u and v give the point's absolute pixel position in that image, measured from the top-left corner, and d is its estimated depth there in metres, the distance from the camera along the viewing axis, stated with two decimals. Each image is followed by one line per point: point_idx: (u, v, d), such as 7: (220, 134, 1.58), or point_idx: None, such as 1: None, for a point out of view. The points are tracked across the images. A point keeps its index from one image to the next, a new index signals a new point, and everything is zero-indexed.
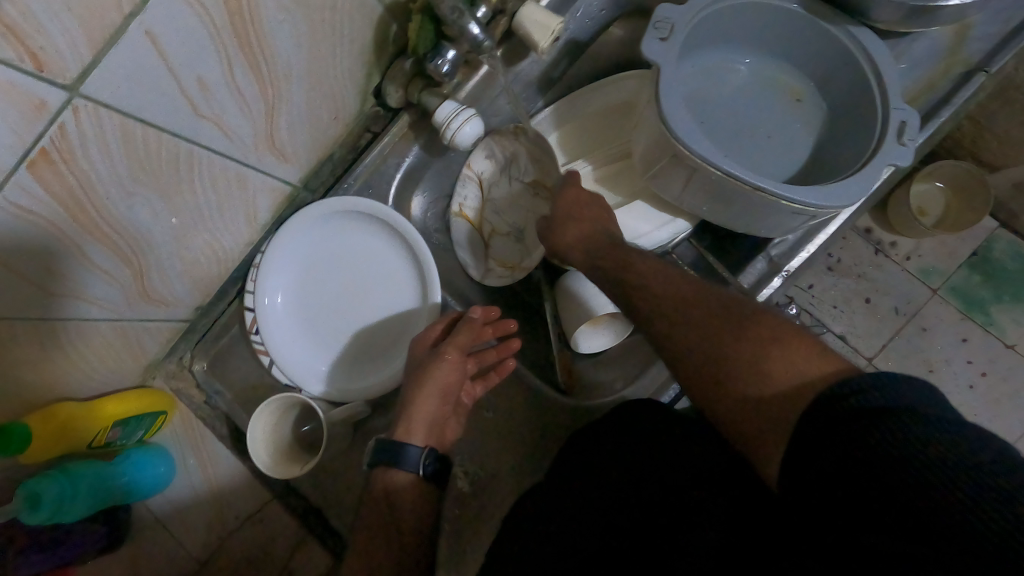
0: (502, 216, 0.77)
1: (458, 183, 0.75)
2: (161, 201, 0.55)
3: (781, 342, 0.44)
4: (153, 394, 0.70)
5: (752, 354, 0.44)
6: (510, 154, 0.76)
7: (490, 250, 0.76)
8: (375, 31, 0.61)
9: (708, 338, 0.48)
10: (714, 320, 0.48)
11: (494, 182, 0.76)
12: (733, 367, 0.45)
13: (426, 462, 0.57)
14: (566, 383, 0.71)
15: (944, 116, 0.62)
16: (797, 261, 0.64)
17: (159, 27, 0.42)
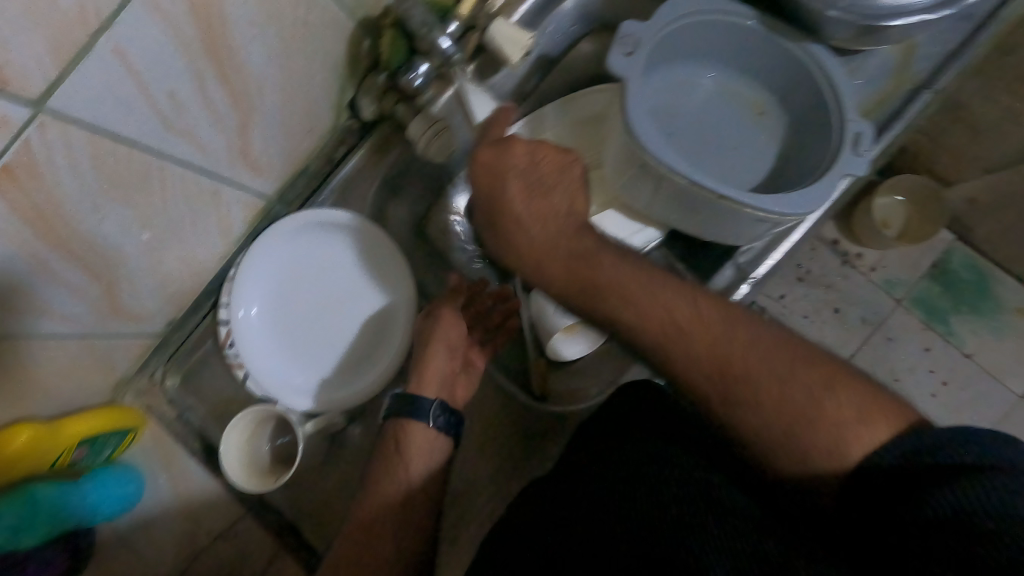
0: None
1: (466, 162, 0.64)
2: (131, 215, 0.54)
3: (835, 404, 0.47)
4: (124, 412, 0.69)
5: (812, 423, 0.47)
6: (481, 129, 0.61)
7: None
8: (347, 46, 0.62)
9: (765, 404, 0.49)
10: (787, 380, 0.49)
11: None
12: (800, 432, 0.47)
13: (437, 414, 0.61)
14: (541, 390, 0.72)
15: (896, 128, 0.66)
16: (764, 269, 0.67)
17: (127, 42, 0.43)
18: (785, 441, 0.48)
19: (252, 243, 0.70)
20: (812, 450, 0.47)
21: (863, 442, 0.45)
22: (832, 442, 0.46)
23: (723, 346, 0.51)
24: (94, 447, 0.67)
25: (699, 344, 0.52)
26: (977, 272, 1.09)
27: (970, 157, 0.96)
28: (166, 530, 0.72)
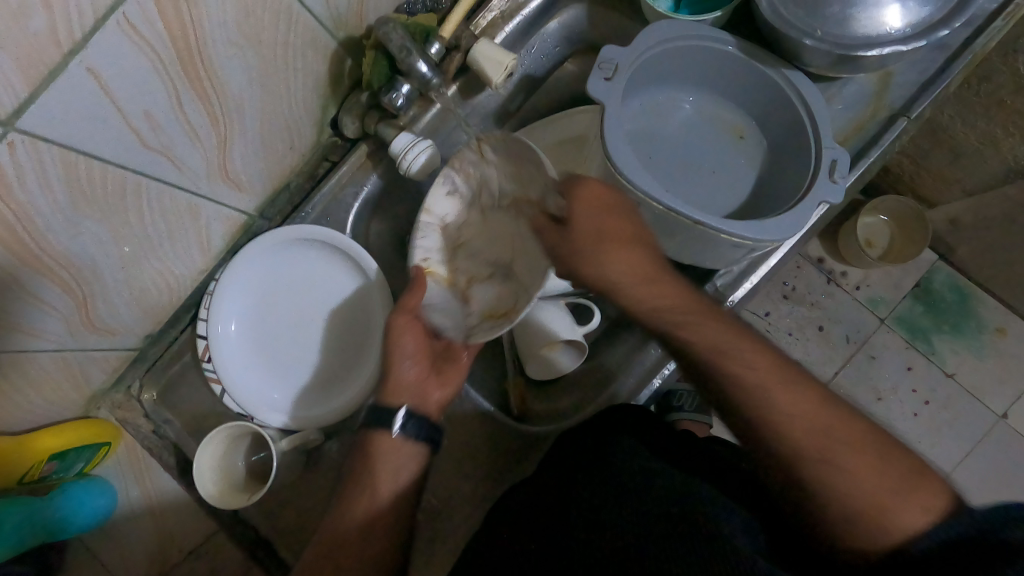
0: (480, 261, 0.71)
1: (419, 232, 0.69)
2: (106, 232, 0.54)
3: (907, 488, 0.45)
4: (99, 425, 0.69)
5: (876, 496, 0.45)
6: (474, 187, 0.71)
7: (452, 306, 0.70)
8: (329, 65, 0.63)
9: (840, 478, 0.47)
10: (866, 460, 0.47)
11: (461, 223, 0.72)
12: (867, 509, 0.45)
13: (402, 426, 0.60)
14: (520, 409, 0.74)
15: (872, 156, 0.65)
16: (741, 292, 0.67)
17: (101, 63, 0.43)
18: (847, 514, 0.46)
19: (233, 257, 0.70)
20: (880, 528, 0.44)
21: (920, 520, 0.43)
22: (897, 517, 0.44)
23: (819, 414, 0.49)
24: (65, 462, 0.67)
25: (788, 406, 0.50)
26: (959, 292, 1.10)
27: (951, 179, 0.98)
28: (139, 544, 0.71)
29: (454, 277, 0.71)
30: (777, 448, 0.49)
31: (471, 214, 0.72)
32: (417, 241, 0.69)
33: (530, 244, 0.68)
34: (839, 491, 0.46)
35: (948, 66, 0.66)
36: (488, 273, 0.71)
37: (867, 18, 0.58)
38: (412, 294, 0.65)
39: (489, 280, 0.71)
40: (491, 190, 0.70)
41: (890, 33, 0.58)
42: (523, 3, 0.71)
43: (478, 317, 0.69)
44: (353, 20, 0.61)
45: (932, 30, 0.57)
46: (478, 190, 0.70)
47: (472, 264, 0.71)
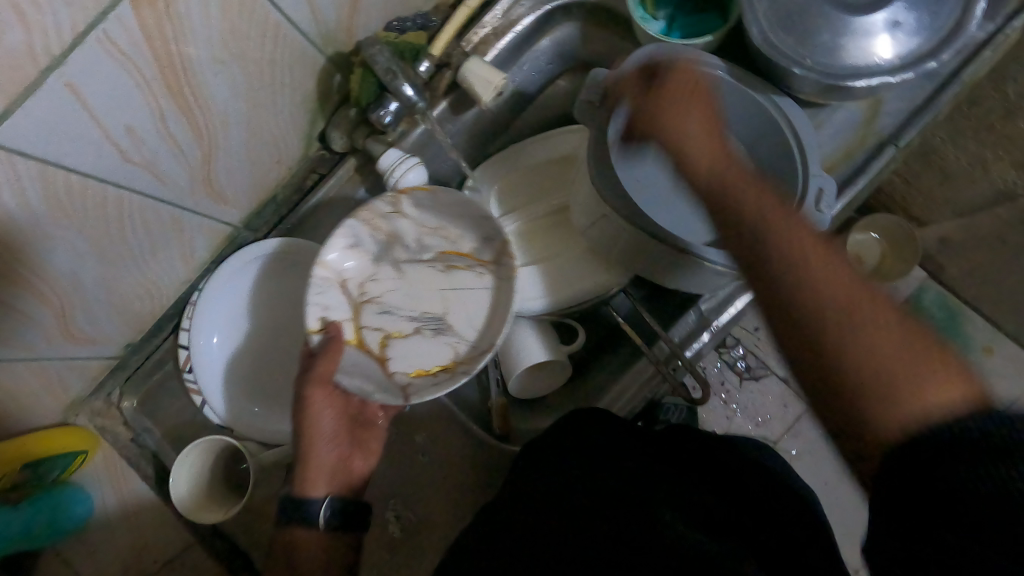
0: (402, 314, 0.67)
1: (316, 288, 0.63)
2: (85, 243, 0.54)
3: (923, 358, 0.38)
4: (76, 433, 0.69)
5: (904, 376, 0.37)
6: (388, 234, 0.67)
7: (373, 368, 0.65)
8: (317, 79, 0.62)
9: (853, 342, 0.40)
10: (888, 329, 0.40)
11: (366, 279, 0.67)
12: (879, 376, 0.38)
13: (329, 515, 0.59)
14: (502, 428, 0.72)
15: (859, 184, 0.66)
16: (725, 317, 0.69)
17: (81, 80, 0.43)
18: (853, 384, 0.39)
19: (217, 267, 0.69)
20: (899, 400, 0.37)
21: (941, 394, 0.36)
22: (917, 389, 0.37)
23: (850, 286, 0.42)
24: (39, 469, 0.67)
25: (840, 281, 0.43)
26: None
27: None
28: (115, 551, 0.71)
29: (363, 339, 0.66)
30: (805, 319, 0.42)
31: (380, 268, 0.68)
32: (312, 297, 0.63)
33: (464, 292, 0.67)
34: (863, 356, 0.39)
35: (934, 97, 0.66)
36: (405, 329, 0.67)
37: (856, 48, 0.57)
38: (327, 366, 0.60)
39: (407, 336, 0.67)
40: (402, 241, 0.68)
41: (878, 64, 0.57)
42: (515, 19, 0.70)
43: (406, 374, 0.66)
44: (342, 35, 0.60)
45: (920, 62, 0.56)
46: (388, 244, 0.67)
47: (390, 320, 0.67)
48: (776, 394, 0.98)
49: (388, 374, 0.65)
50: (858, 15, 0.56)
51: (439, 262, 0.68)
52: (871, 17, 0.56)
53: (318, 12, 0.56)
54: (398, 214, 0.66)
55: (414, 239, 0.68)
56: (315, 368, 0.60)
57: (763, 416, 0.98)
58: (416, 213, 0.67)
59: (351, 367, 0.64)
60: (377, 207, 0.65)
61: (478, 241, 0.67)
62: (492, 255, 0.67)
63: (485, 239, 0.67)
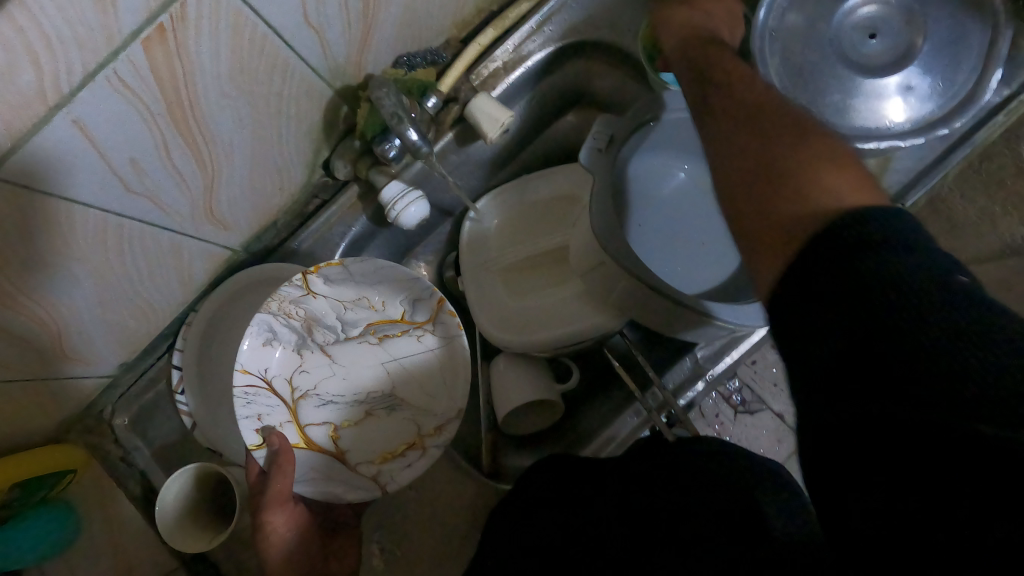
0: (345, 394, 0.69)
1: (249, 400, 0.64)
2: (84, 270, 0.54)
3: (821, 162, 0.38)
4: (69, 450, 0.68)
5: (813, 174, 0.38)
6: (304, 322, 0.68)
7: (331, 467, 0.67)
8: (323, 111, 0.62)
9: (748, 152, 0.41)
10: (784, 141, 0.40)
11: (293, 373, 0.68)
12: (773, 185, 0.38)
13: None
14: (491, 466, 0.73)
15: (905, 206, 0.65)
16: (720, 367, 0.68)
17: (88, 115, 0.42)
18: (749, 185, 0.40)
19: (214, 293, 0.70)
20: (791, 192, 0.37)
21: (825, 193, 0.36)
22: (812, 189, 0.37)
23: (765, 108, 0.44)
24: (28, 489, 0.64)
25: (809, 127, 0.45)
26: None
27: None
28: None
29: (311, 438, 0.67)
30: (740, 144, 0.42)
31: (306, 358, 0.69)
32: (241, 411, 0.63)
33: (403, 359, 0.71)
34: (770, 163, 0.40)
35: (945, 158, 0.65)
36: (352, 416, 0.69)
37: (866, 109, 0.56)
38: (280, 485, 0.60)
39: (356, 423, 0.69)
40: (325, 323, 0.69)
41: (890, 127, 0.56)
42: (526, 55, 0.70)
43: (371, 463, 0.68)
44: (351, 70, 0.60)
45: (932, 128, 0.56)
46: (309, 330, 0.68)
47: (335, 409, 0.68)
48: (771, 429, 1.03)
49: (351, 468, 0.68)
50: (871, 77, 0.56)
51: (364, 338, 0.70)
52: (884, 79, 0.56)
53: (329, 49, 0.56)
54: (310, 295, 0.67)
55: (336, 318, 0.69)
56: (271, 487, 0.60)
57: (756, 450, 1.02)
58: (332, 283, 0.67)
59: (310, 476, 0.66)
60: (286, 294, 0.66)
61: (407, 304, 0.70)
62: (423, 317, 0.70)
63: (414, 299, 0.70)
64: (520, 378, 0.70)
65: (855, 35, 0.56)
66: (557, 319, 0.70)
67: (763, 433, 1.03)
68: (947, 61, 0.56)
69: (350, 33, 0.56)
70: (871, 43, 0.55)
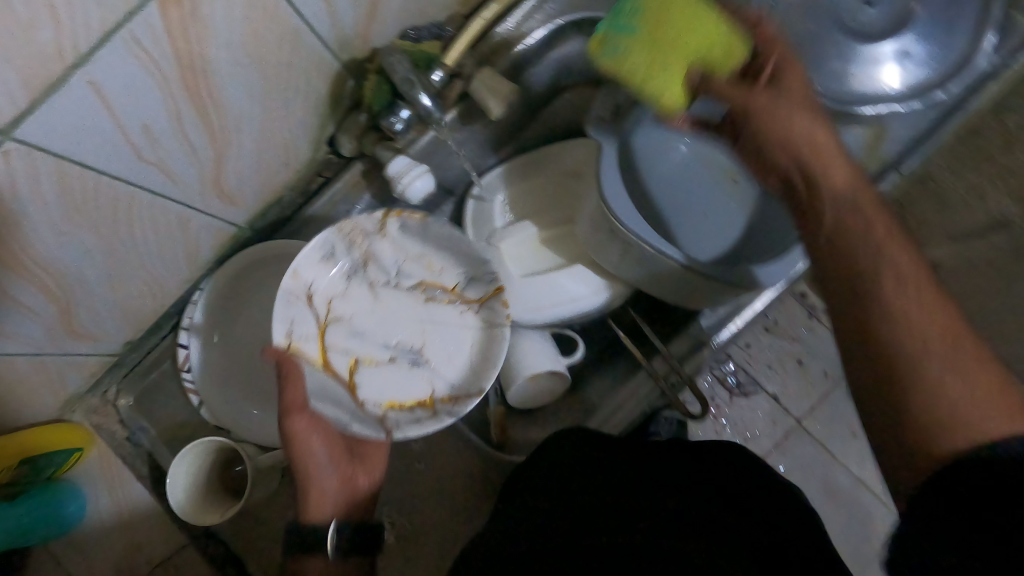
0: (374, 335, 0.69)
1: (285, 301, 0.64)
2: (93, 239, 0.54)
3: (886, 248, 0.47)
4: (74, 430, 0.68)
5: (880, 259, 0.46)
6: (363, 256, 0.68)
7: (340, 393, 0.66)
8: (330, 85, 0.63)
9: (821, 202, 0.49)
10: (855, 201, 0.49)
11: (335, 296, 0.68)
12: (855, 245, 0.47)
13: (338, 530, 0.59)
14: (499, 438, 0.74)
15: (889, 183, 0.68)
16: (724, 334, 0.69)
17: (103, 77, 0.42)
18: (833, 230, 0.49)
19: (219, 270, 0.70)
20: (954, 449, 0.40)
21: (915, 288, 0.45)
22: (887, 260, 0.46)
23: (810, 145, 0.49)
24: (35, 467, 0.66)
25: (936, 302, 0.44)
26: None
27: None
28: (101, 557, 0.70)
29: (329, 361, 0.67)
30: (908, 351, 0.43)
31: (353, 287, 0.69)
32: (279, 310, 0.64)
33: (442, 326, 0.70)
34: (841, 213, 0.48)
35: (939, 125, 0.67)
36: (376, 357, 0.68)
37: (865, 76, 0.57)
38: (293, 393, 0.60)
39: (378, 364, 0.68)
40: (382, 264, 0.69)
41: (887, 93, 0.58)
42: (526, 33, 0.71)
43: (378, 405, 0.67)
44: (358, 43, 0.61)
45: (928, 92, 0.57)
46: (365, 263, 0.69)
47: (360, 344, 0.68)
48: (766, 411, 1.05)
49: (358, 403, 0.67)
50: (868, 43, 0.57)
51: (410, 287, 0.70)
52: (880, 46, 0.57)
53: (338, 19, 0.56)
54: (381, 233, 0.68)
55: (393, 264, 0.70)
56: (283, 398, 0.60)
57: (752, 431, 1.04)
58: (406, 232, 0.69)
59: (323, 393, 0.65)
60: (360, 224, 0.67)
61: (462, 277, 0.70)
62: (475, 296, 0.69)
63: (472, 276, 0.70)
64: (544, 349, 0.71)
65: (854, 3, 0.57)
66: (559, 289, 0.72)
67: (758, 415, 1.05)
68: (942, 29, 0.58)
69: (358, 4, 0.56)
70: (869, 11, 0.57)
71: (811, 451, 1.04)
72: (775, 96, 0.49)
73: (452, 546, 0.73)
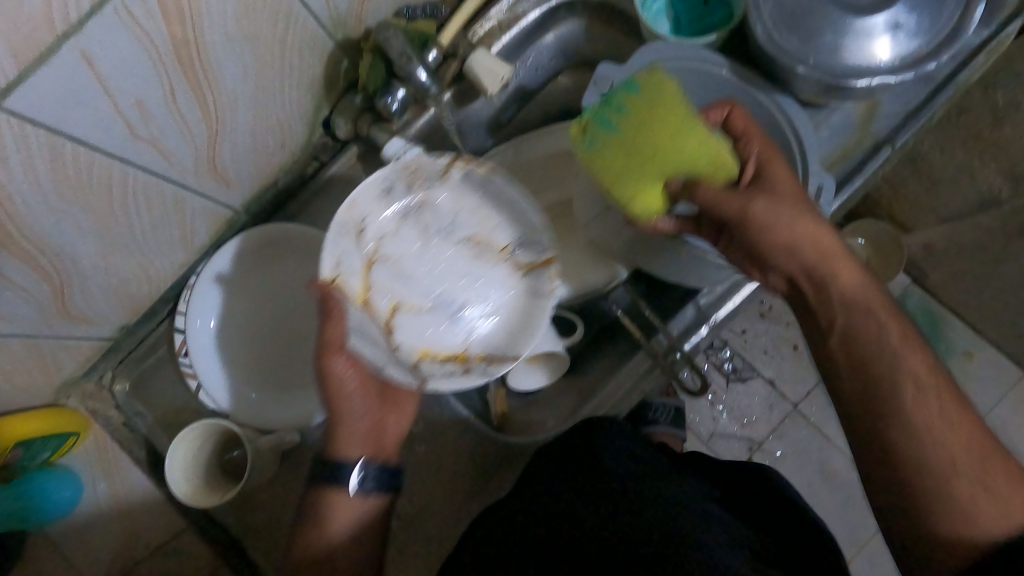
0: (416, 280, 0.66)
1: (335, 230, 0.61)
2: (88, 219, 0.53)
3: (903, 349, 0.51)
4: (68, 415, 0.68)
5: (894, 365, 0.50)
6: (420, 200, 0.65)
7: (378, 334, 0.64)
8: (324, 65, 0.62)
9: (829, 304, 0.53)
10: (863, 297, 0.52)
11: (386, 235, 0.65)
12: (866, 347, 0.51)
13: (361, 480, 0.62)
14: (499, 420, 0.74)
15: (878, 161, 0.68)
16: (722, 312, 0.71)
17: (95, 47, 0.42)
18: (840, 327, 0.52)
19: (215, 253, 0.69)
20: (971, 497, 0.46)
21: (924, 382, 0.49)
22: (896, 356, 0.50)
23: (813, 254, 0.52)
24: (30, 449, 0.67)
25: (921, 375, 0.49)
26: None
27: (928, 207, 1.00)
28: (100, 542, 0.70)
29: (371, 299, 0.64)
30: (919, 452, 0.48)
31: (404, 227, 0.66)
32: (328, 240, 0.60)
33: (486, 284, 0.66)
34: (847, 309, 0.52)
35: (929, 100, 0.68)
36: (417, 303, 0.66)
37: (857, 48, 0.58)
38: (334, 330, 0.59)
39: (418, 310, 0.65)
40: (437, 210, 0.65)
41: (879, 65, 0.58)
42: (518, 15, 0.72)
43: (411, 352, 0.64)
44: (352, 22, 0.61)
45: (920, 63, 0.58)
46: (421, 207, 0.65)
47: (404, 288, 0.66)
48: (762, 396, 1.05)
49: (393, 347, 0.64)
50: (860, 16, 0.58)
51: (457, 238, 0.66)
52: (872, 18, 0.57)
53: None
54: (444, 179, 0.64)
55: (449, 213, 0.66)
56: (323, 331, 0.59)
57: (749, 416, 1.05)
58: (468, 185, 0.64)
59: (363, 332, 0.63)
60: (423, 164, 0.63)
61: (515, 239, 0.65)
62: (523, 260, 0.65)
63: (525, 239, 0.65)
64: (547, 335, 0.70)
65: None
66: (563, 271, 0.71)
67: (755, 401, 1.05)
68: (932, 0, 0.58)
69: None
70: None
71: (808, 434, 1.05)
72: (770, 202, 0.50)
73: (451, 529, 0.74)
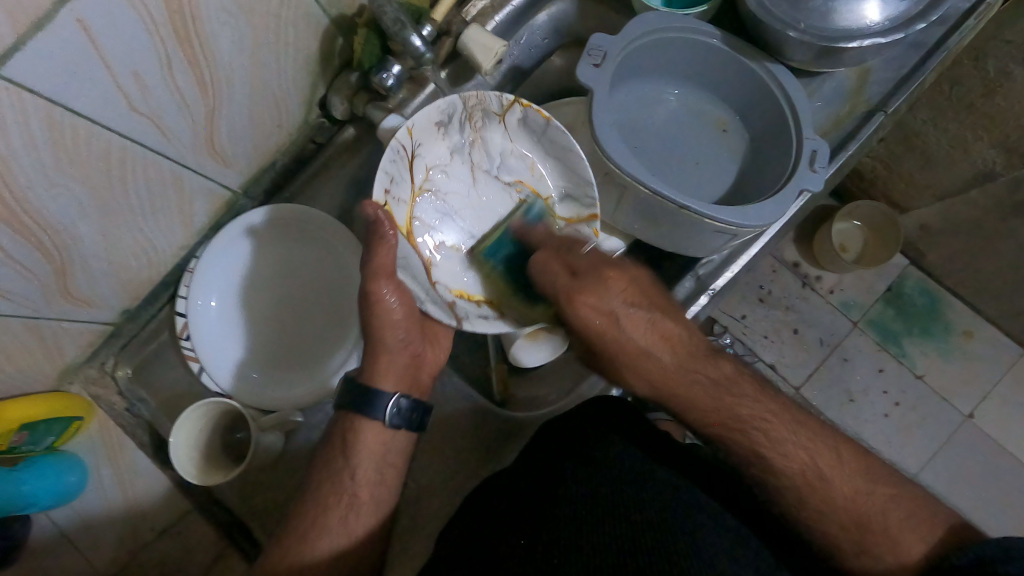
0: (460, 217, 0.68)
1: (387, 157, 0.61)
2: (87, 196, 0.53)
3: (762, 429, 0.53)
4: (73, 400, 0.68)
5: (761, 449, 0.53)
6: (472, 138, 0.68)
7: (417, 267, 0.64)
8: (319, 42, 0.63)
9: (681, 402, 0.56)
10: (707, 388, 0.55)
11: (434, 165, 0.67)
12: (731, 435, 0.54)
13: (394, 413, 0.61)
14: (502, 395, 0.76)
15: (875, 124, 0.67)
16: (721, 280, 0.70)
17: (92, 16, 0.42)
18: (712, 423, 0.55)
19: (214, 234, 0.69)
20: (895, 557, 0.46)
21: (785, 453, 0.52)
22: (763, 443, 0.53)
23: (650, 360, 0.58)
24: (34, 434, 0.67)
25: (792, 453, 0.52)
26: (929, 297, 1.12)
27: (923, 185, 1.01)
28: (106, 527, 0.72)
29: (412, 231, 0.65)
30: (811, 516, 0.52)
31: (454, 162, 0.68)
32: (383, 163, 0.61)
33: None
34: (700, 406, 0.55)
35: (921, 66, 0.68)
36: (460, 242, 0.68)
37: (847, 11, 0.59)
38: (386, 257, 0.56)
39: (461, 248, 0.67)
40: (488, 149, 0.69)
41: (870, 26, 0.59)
42: None
43: (447, 292, 0.65)
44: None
45: (910, 23, 0.58)
46: (474, 144, 0.68)
47: (446, 224, 0.68)
48: None
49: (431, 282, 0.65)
50: None
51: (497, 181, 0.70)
52: None
53: None
54: (500, 118, 0.67)
55: (499, 155, 0.70)
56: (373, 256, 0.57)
57: None
58: (524, 127, 0.67)
59: (404, 263, 0.62)
60: (484, 101, 0.65)
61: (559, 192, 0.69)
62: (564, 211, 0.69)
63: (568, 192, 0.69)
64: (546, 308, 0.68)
65: None
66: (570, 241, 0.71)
67: None
68: None
69: None
70: None
71: None
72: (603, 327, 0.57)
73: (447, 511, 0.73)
